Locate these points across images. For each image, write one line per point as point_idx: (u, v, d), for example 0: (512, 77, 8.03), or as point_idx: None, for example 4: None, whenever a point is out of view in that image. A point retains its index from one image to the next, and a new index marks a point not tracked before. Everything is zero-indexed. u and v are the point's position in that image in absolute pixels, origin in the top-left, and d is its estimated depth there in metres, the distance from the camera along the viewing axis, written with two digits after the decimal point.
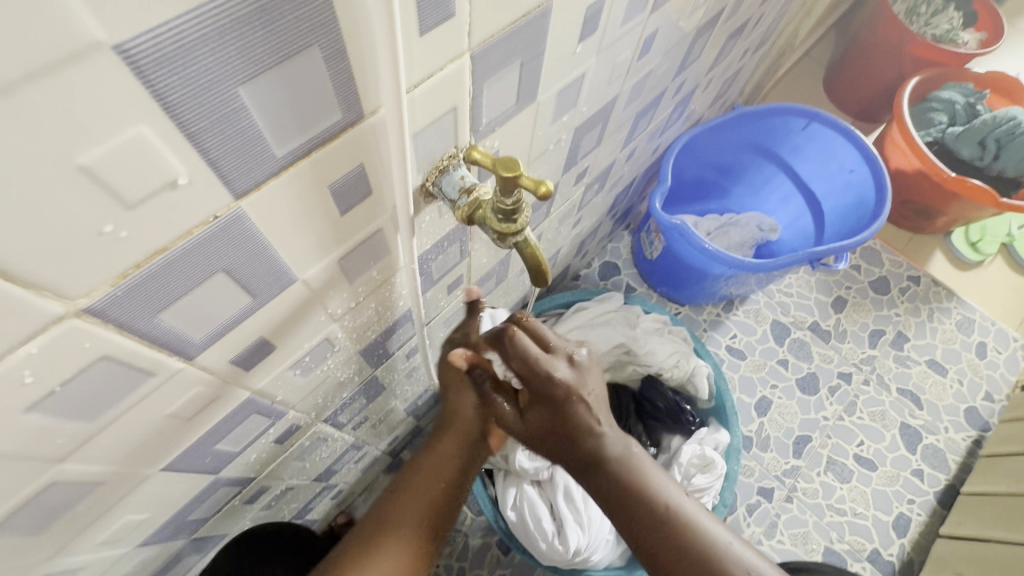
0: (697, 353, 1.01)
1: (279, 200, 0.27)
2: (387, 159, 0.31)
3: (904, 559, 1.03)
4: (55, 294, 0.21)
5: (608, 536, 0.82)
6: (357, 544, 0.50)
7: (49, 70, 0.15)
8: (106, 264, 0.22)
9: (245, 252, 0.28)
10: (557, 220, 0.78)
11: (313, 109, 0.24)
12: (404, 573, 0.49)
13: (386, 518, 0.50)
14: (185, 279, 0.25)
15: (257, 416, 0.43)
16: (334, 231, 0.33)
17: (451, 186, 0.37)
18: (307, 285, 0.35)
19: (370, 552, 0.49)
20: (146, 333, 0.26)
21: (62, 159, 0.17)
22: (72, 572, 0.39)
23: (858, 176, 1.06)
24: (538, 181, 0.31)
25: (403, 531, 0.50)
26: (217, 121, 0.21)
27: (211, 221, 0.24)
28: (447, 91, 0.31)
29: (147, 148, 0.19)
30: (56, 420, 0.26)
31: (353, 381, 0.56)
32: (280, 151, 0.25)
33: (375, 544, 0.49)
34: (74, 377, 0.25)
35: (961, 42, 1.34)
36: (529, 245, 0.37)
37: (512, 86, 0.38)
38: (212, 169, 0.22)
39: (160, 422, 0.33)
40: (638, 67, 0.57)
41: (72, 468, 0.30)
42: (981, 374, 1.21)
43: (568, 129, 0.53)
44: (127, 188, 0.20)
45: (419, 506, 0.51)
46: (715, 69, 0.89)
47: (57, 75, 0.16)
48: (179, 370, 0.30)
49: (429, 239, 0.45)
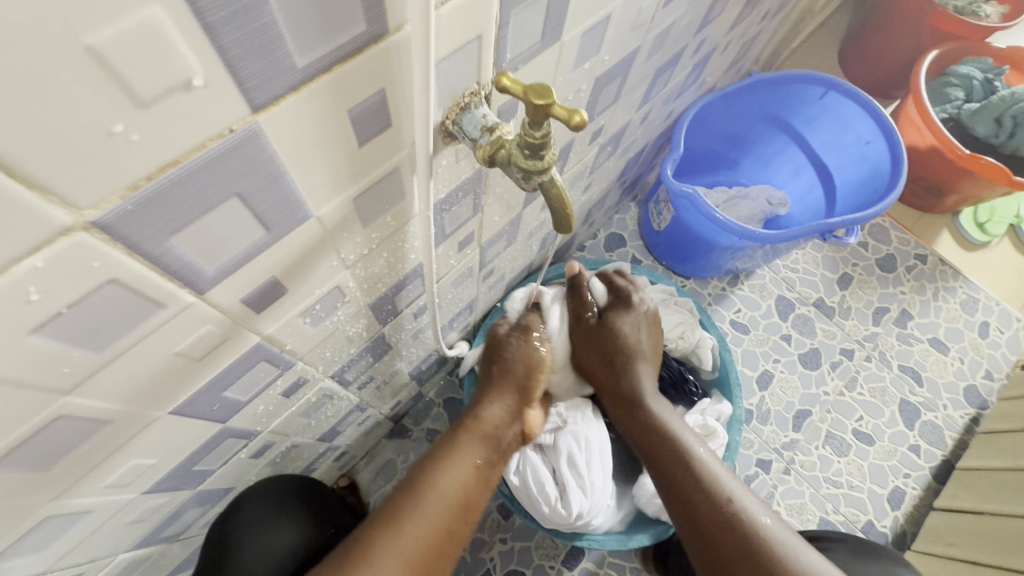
0: (702, 325, 1.00)
1: (298, 120, 0.25)
2: (409, 87, 0.29)
3: (897, 530, 1.05)
4: (62, 201, 0.19)
5: (609, 501, 0.82)
6: (409, 491, 0.54)
7: None
8: (116, 171, 0.20)
9: (261, 177, 0.26)
10: (569, 182, 0.76)
11: (336, 15, 0.22)
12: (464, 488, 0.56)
13: (434, 478, 0.55)
14: (198, 200, 0.24)
15: (266, 364, 0.42)
16: (352, 164, 0.31)
17: (472, 124, 0.34)
18: (321, 223, 0.33)
19: (423, 492, 0.54)
20: (157, 258, 0.25)
21: (68, 37, 0.16)
22: (79, 514, 0.38)
23: (873, 149, 1.03)
24: (571, 111, 0.29)
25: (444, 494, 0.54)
26: (236, 14, 0.19)
27: (226, 135, 0.22)
28: (473, 15, 0.29)
29: (159, 35, 0.18)
30: (64, 346, 0.25)
31: (361, 337, 0.55)
32: (300, 62, 0.23)
33: (426, 489, 0.54)
34: (82, 301, 0.23)
35: (984, 15, 1.29)
36: (554, 187, 0.35)
37: (538, 21, 0.36)
38: (229, 72, 0.20)
39: (170, 360, 0.32)
40: (662, 17, 0.55)
41: (80, 403, 0.29)
42: (982, 353, 1.22)
43: (588, 78, 0.51)
44: (138, 82, 0.18)
45: (450, 486, 0.55)
46: (734, 31, 0.86)
47: None
48: (190, 304, 0.29)
49: (444, 186, 0.43)
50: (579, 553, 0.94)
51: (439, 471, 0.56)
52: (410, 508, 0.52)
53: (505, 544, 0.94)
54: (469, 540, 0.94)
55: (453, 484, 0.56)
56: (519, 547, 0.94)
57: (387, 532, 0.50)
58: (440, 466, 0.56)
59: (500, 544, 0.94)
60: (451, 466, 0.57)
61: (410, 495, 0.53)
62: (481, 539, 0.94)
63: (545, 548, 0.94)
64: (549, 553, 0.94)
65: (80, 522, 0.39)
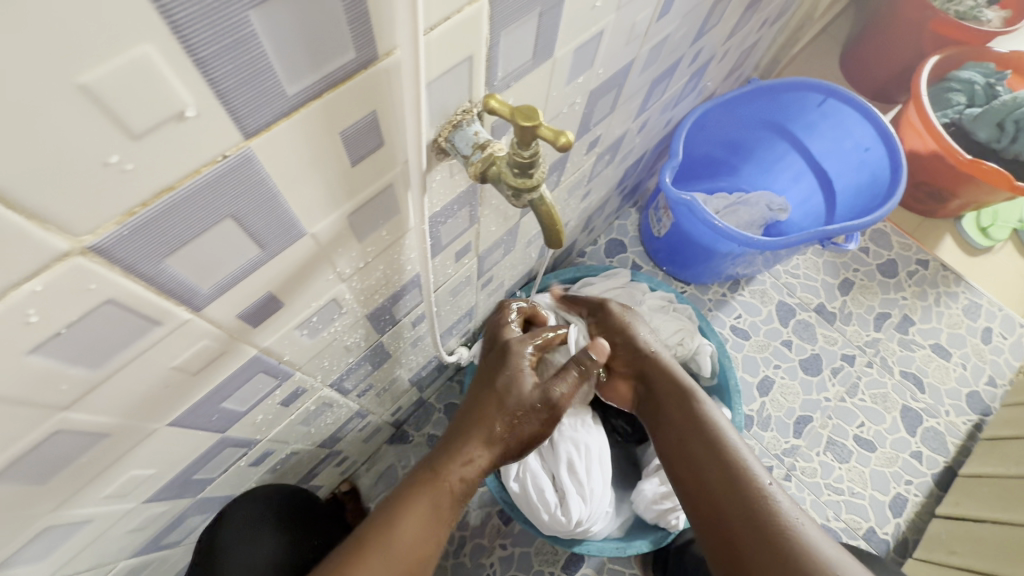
0: (702, 331, 1.00)
1: (290, 144, 0.26)
2: (400, 109, 0.30)
3: (899, 537, 1.04)
4: (59, 228, 0.20)
5: (607, 508, 0.83)
6: (364, 548, 0.49)
7: None
8: (112, 199, 0.21)
9: (254, 198, 0.27)
10: (566, 191, 0.77)
11: (325, 44, 0.23)
12: (422, 549, 0.51)
13: (391, 539, 0.50)
14: (192, 223, 0.25)
15: (264, 375, 0.43)
16: (345, 183, 0.32)
17: (464, 142, 0.35)
18: (316, 240, 0.34)
19: (380, 556, 0.49)
20: (152, 278, 0.25)
21: (62, 76, 0.16)
22: (80, 523, 0.39)
23: (872, 155, 1.03)
24: (557, 133, 0.30)
25: (399, 559, 0.49)
26: (225, 48, 0.20)
27: (220, 160, 0.23)
28: (462, 38, 0.30)
29: (151, 71, 0.18)
30: (63, 364, 0.26)
31: (359, 347, 0.56)
32: (290, 89, 0.23)
33: (382, 550, 0.49)
34: (80, 321, 0.24)
35: (985, 20, 1.28)
36: (544, 203, 0.36)
37: (529, 39, 0.36)
38: (220, 102, 0.21)
39: (167, 374, 0.33)
40: (656, 29, 0.55)
41: (79, 417, 0.30)
42: (985, 359, 1.21)
43: (583, 91, 0.51)
44: (131, 116, 0.19)
45: (409, 537, 0.50)
46: (732, 39, 0.87)
47: None
48: (186, 321, 0.30)
49: (439, 200, 0.43)
50: (579, 559, 0.94)
51: (401, 523, 0.51)
52: (358, 564, 0.48)
53: (505, 550, 0.95)
54: (469, 545, 0.95)
55: (412, 536, 0.51)
56: (519, 552, 0.94)
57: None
58: (402, 517, 0.51)
59: (500, 550, 0.95)
60: (415, 517, 0.51)
61: (364, 554, 0.49)
62: (481, 545, 0.95)
63: (545, 554, 0.94)
64: (549, 558, 0.94)
65: (81, 530, 0.40)
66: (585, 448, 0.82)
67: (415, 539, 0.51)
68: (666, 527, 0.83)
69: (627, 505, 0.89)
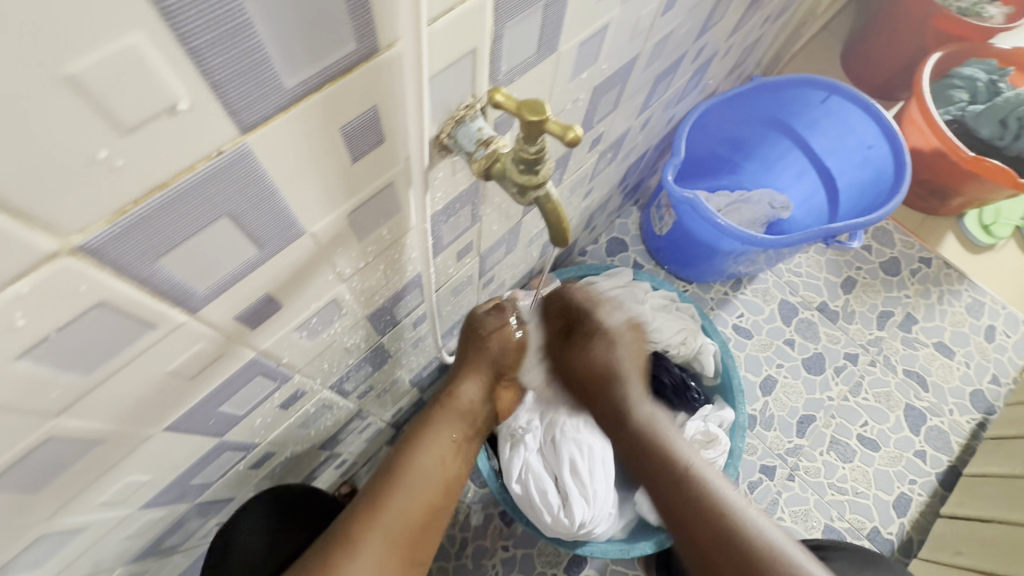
0: (704, 331, 0.99)
1: (288, 140, 0.25)
2: (402, 104, 0.29)
3: (903, 537, 1.04)
4: (45, 227, 0.19)
5: (611, 510, 0.82)
6: (388, 475, 0.57)
7: None
8: (101, 196, 0.20)
9: (252, 195, 0.26)
10: (568, 189, 0.76)
11: (326, 35, 0.22)
12: (438, 474, 0.59)
13: (410, 463, 0.58)
14: (187, 222, 0.24)
15: (262, 378, 0.42)
16: (345, 181, 0.31)
17: (467, 138, 0.34)
18: (315, 239, 0.33)
19: (402, 479, 0.56)
20: (145, 279, 0.24)
21: (48, 66, 0.16)
22: (75, 531, 0.38)
23: (876, 153, 1.02)
24: (565, 127, 0.29)
25: (421, 478, 0.57)
26: (220, 37, 0.19)
27: (215, 156, 0.22)
28: (466, 30, 0.29)
29: (143, 62, 0.17)
30: (52, 369, 0.25)
31: (360, 348, 0.55)
32: (287, 82, 0.22)
33: (404, 474, 0.57)
34: (71, 324, 0.23)
35: (987, 16, 1.29)
36: (550, 201, 0.35)
37: (533, 33, 0.35)
38: (214, 95, 0.20)
39: (163, 378, 0.32)
40: (661, 25, 0.54)
41: (70, 424, 0.29)
42: (989, 357, 1.20)
43: (586, 88, 0.50)
44: (121, 108, 0.18)
45: (426, 466, 0.58)
46: (735, 35, 0.86)
47: None
48: (181, 323, 0.29)
49: (441, 198, 0.42)
50: (581, 561, 0.93)
51: (415, 453, 0.58)
52: (385, 491, 0.55)
53: (507, 552, 0.94)
54: (471, 547, 0.94)
55: (428, 461, 0.58)
56: (521, 555, 0.93)
57: (366, 516, 0.53)
58: (414, 448, 0.59)
59: (501, 552, 0.94)
60: (427, 446, 0.59)
61: (388, 482, 0.56)
62: (483, 546, 0.94)
63: (547, 556, 0.93)
64: (551, 560, 0.93)
65: (76, 538, 0.39)
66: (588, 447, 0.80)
67: (431, 466, 0.58)
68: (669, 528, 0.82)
69: (630, 507, 0.88)
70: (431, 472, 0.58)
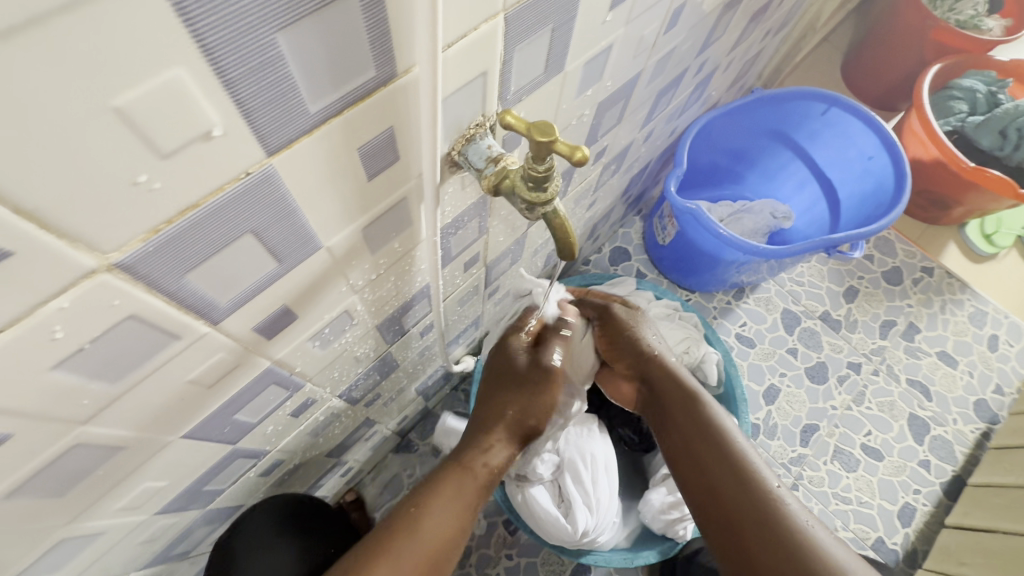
0: (707, 339, 1.00)
1: (309, 161, 0.26)
2: (416, 125, 0.31)
3: (908, 548, 1.03)
4: (87, 246, 0.20)
5: (614, 519, 0.82)
6: (400, 521, 0.47)
7: (83, 8, 0.15)
8: (138, 217, 0.21)
9: (274, 213, 0.27)
10: (573, 200, 0.77)
11: (349, 63, 0.24)
12: (454, 529, 0.49)
13: (426, 512, 0.48)
14: (214, 238, 0.25)
15: (276, 386, 0.43)
16: (361, 197, 0.32)
17: (477, 155, 0.36)
18: (331, 253, 0.34)
19: (415, 528, 0.47)
20: (173, 293, 0.26)
21: (98, 99, 0.17)
22: (92, 536, 0.39)
23: (876, 164, 1.04)
24: (573, 147, 0.30)
25: (434, 531, 0.47)
26: (253, 69, 0.20)
27: (243, 178, 0.23)
28: (478, 54, 0.30)
29: (183, 93, 0.19)
30: (83, 379, 0.26)
31: (369, 357, 0.56)
32: (312, 108, 0.24)
33: (417, 524, 0.47)
34: (103, 336, 0.24)
35: (985, 29, 1.30)
36: (557, 216, 0.37)
37: (542, 54, 0.37)
38: (245, 121, 0.21)
39: (183, 387, 0.33)
40: (663, 42, 0.56)
41: (96, 431, 0.30)
42: (992, 367, 1.21)
43: (591, 104, 0.52)
44: (161, 136, 0.19)
45: (441, 523, 0.48)
46: (736, 49, 0.87)
47: (88, 14, 0.15)
48: (204, 334, 0.30)
49: (451, 211, 0.44)
50: (585, 570, 0.93)
51: (434, 505, 0.49)
52: (396, 538, 0.46)
53: (511, 561, 0.94)
54: (475, 556, 0.94)
55: (446, 518, 0.49)
56: (525, 564, 0.93)
57: (371, 561, 0.44)
58: (438, 493, 0.50)
59: (505, 561, 0.94)
60: (448, 502, 0.50)
61: (399, 528, 0.47)
62: (487, 555, 0.94)
63: (551, 564, 0.94)
64: (555, 569, 0.93)
65: (93, 543, 0.40)
66: (590, 457, 0.82)
67: (449, 524, 0.49)
68: (673, 538, 0.81)
69: (634, 516, 0.88)
70: (446, 530, 0.48)
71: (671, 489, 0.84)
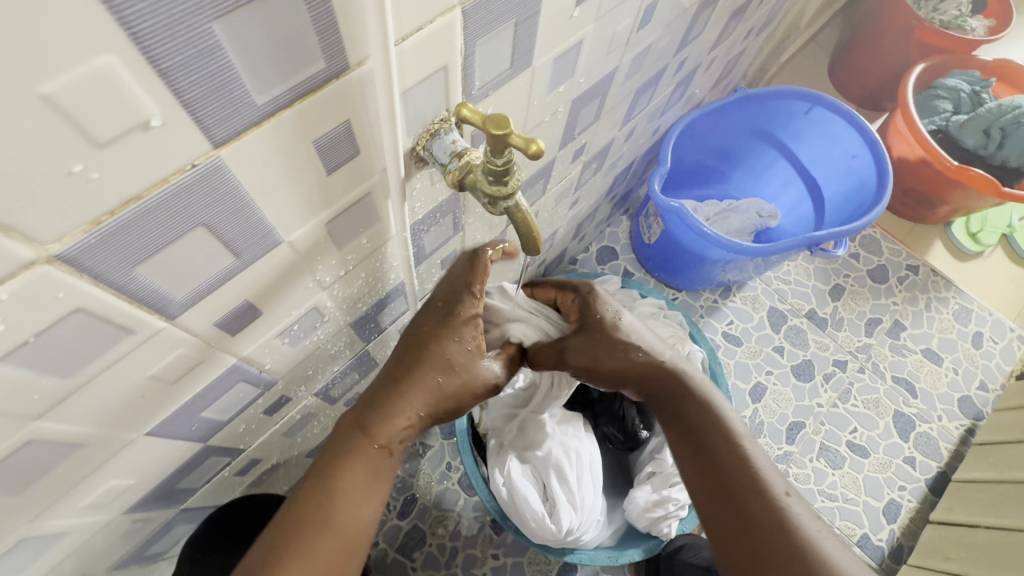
0: (692, 338, 1.00)
1: (260, 153, 0.26)
2: (375, 121, 0.31)
3: (893, 544, 1.04)
4: (23, 237, 0.20)
5: (598, 517, 0.82)
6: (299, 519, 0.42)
7: None
8: (76, 208, 0.21)
9: (228, 207, 0.27)
10: (554, 199, 0.77)
11: (295, 54, 0.23)
12: (373, 494, 0.45)
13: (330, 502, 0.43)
14: (165, 229, 0.25)
15: (245, 384, 0.43)
16: (322, 191, 0.32)
17: (441, 151, 0.35)
18: (293, 248, 0.34)
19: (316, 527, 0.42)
20: (124, 286, 0.25)
21: (22, 86, 0.17)
22: (56, 535, 0.39)
23: (860, 162, 1.04)
24: (529, 140, 0.30)
25: (346, 520, 0.44)
26: (189, 59, 0.20)
27: (189, 169, 0.23)
28: (437, 48, 0.30)
29: (113, 81, 0.18)
30: (31, 373, 0.26)
31: (344, 355, 0.56)
32: (259, 99, 0.24)
33: (319, 525, 0.43)
34: (48, 329, 0.24)
35: (969, 29, 1.31)
36: (520, 211, 0.37)
37: (506, 48, 0.37)
38: (187, 111, 0.21)
39: (143, 383, 0.33)
40: (638, 39, 0.56)
41: (51, 428, 0.30)
42: (977, 363, 1.21)
43: (564, 100, 0.52)
44: (95, 125, 0.19)
45: (354, 519, 0.44)
46: (718, 48, 0.87)
47: None
48: (160, 329, 0.30)
49: (421, 208, 0.44)
50: (571, 569, 0.94)
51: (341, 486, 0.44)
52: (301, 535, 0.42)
53: (497, 560, 0.94)
54: (461, 556, 0.94)
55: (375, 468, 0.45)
56: (511, 563, 0.93)
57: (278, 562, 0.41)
58: (348, 479, 0.44)
59: (491, 560, 0.94)
60: (356, 480, 0.44)
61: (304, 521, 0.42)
62: (474, 555, 0.94)
63: (537, 564, 0.94)
64: (541, 568, 0.94)
65: (58, 542, 0.40)
66: (575, 454, 0.81)
67: (368, 515, 0.45)
68: (658, 535, 0.82)
69: (620, 514, 0.89)
70: (356, 513, 0.44)
71: (656, 488, 0.84)
